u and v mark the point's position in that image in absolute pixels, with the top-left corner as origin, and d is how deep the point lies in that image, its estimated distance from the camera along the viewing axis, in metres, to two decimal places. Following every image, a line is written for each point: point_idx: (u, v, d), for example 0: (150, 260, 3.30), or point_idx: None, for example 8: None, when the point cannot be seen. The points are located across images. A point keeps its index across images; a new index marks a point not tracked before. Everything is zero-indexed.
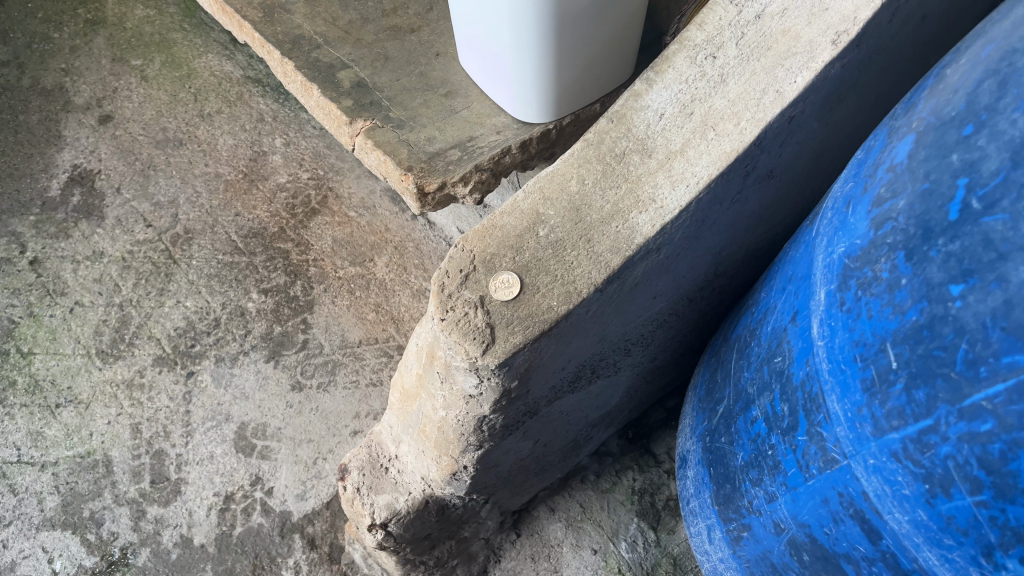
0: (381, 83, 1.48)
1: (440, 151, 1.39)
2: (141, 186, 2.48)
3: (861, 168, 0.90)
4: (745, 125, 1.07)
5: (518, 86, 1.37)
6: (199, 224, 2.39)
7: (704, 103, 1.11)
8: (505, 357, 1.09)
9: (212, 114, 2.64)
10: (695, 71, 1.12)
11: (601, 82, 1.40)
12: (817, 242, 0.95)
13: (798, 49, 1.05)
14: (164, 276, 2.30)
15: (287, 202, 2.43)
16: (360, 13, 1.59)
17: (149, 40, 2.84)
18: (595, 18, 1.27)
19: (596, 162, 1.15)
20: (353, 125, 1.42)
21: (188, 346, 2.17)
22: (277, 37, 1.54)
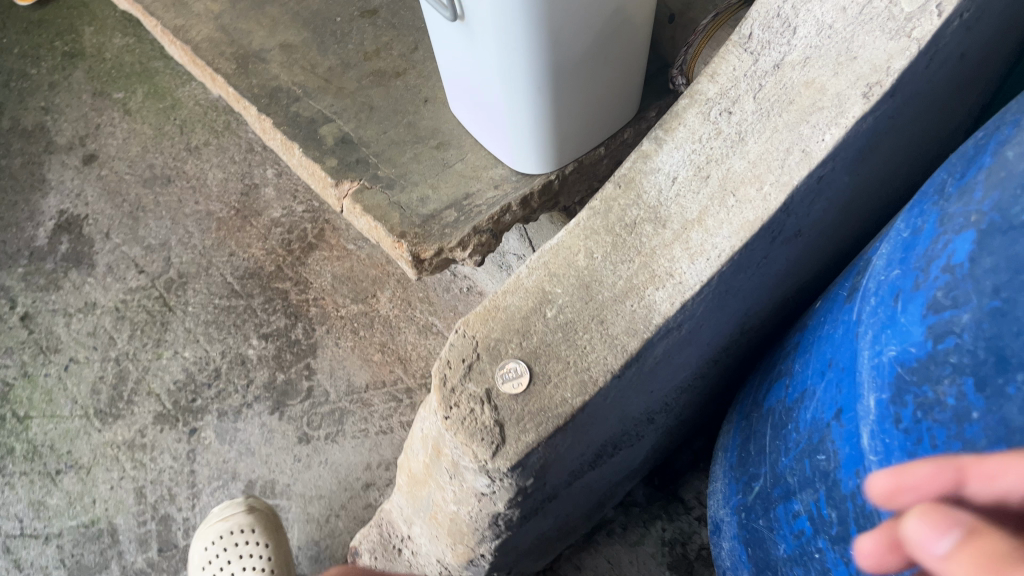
0: (368, 136, 1.37)
1: (436, 213, 1.28)
2: (130, 230, 2.38)
3: (908, 254, 0.79)
4: (769, 190, 0.96)
5: (513, 138, 1.25)
6: (193, 267, 2.30)
7: (721, 165, 0.99)
8: (518, 458, 0.99)
9: (199, 146, 2.53)
10: (709, 129, 1.00)
11: (604, 125, 1.29)
12: (860, 332, 0.85)
13: (825, 104, 0.93)
14: (160, 325, 2.21)
15: (282, 238, 2.32)
16: (340, 57, 1.47)
17: (130, 70, 2.73)
18: (593, 63, 1.16)
19: (605, 233, 1.04)
20: (340, 186, 1.31)
21: (188, 400, 2.09)
22: (253, 91, 1.42)
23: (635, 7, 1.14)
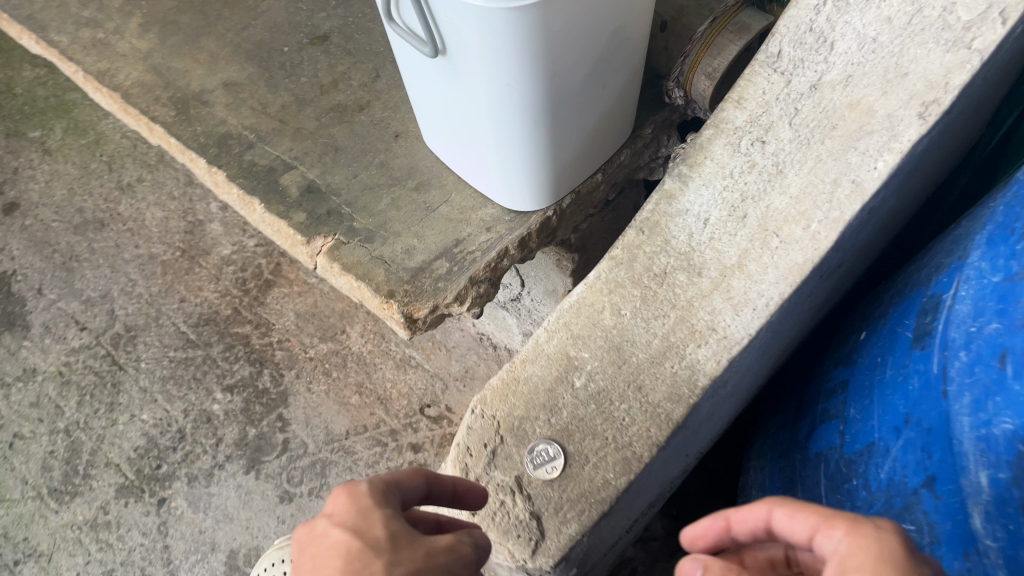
0: (336, 183, 1.22)
1: (425, 265, 1.15)
2: (66, 283, 2.18)
3: (1010, 307, 0.69)
4: (817, 228, 0.85)
5: (506, 176, 1.12)
6: (141, 319, 2.11)
7: (759, 202, 0.88)
8: (563, 554, 0.87)
9: (132, 184, 2.33)
10: (740, 161, 0.89)
11: (601, 151, 1.17)
12: (950, 392, 0.75)
13: (874, 127, 0.82)
14: (112, 387, 2.03)
15: (236, 277, 2.14)
16: (293, 93, 1.32)
17: (45, 105, 2.51)
18: (591, 88, 1.03)
19: (632, 285, 0.93)
20: (312, 244, 1.16)
21: (152, 467, 1.92)
22: (198, 140, 1.26)
23: (634, 25, 1.01)
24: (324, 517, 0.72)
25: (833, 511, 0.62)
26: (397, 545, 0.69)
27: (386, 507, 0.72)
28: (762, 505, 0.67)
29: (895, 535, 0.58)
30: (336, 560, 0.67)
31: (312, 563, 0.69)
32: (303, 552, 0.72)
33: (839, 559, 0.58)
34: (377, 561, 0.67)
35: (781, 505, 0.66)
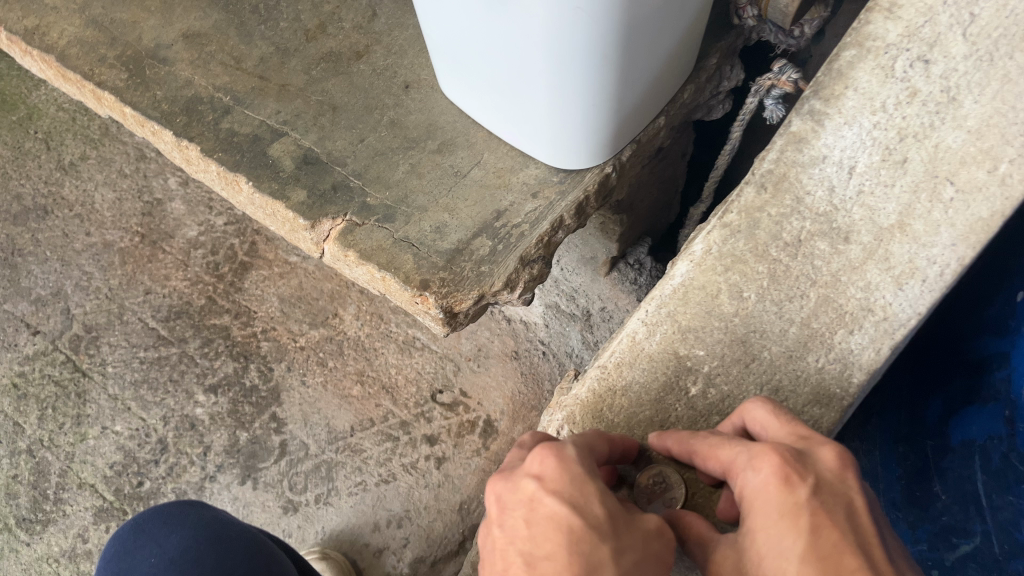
0: (339, 149, 0.99)
1: (462, 245, 0.92)
2: (12, 282, 1.92)
3: None
4: (1009, 170, 0.65)
5: (556, 129, 0.90)
6: (101, 316, 1.85)
7: (924, 141, 0.68)
8: None
9: (75, 162, 2.04)
10: (895, 89, 0.69)
11: (665, 89, 0.94)
12: None
13: None
14: (76, 396, 1.79)
15: (206, 262, 1.89)
16: (272, 42, 1.07)
17: None
18: (671, 9, 0.81)
19: (755, 260, 0.72)
20: (317, 228, 0.94)
21: (133, 485, 1.70)
22: (160, 107, 1.02)
23: None
24: (530, 478, 0.59)
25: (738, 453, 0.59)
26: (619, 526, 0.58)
27: (595, 475, 0.60)
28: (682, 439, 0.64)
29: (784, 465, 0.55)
30: (556, 540, 0.56)
31: (524, 537, 0.58)
32: (499, 511, 0.60)
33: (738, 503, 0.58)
34: (605, 548, 0.56)
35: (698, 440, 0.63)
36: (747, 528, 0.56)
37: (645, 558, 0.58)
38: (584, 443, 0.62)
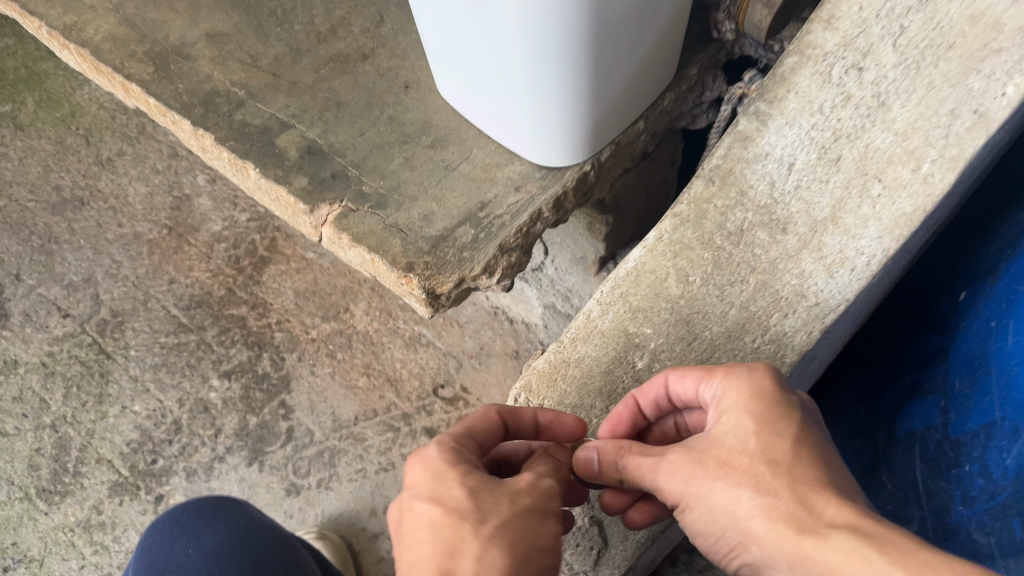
0: (340, 142, 1.07)
1: (447, 232, 0.99)
2: (45, 267, 2.02)
3: None
4: (931, 170, 0.70)
5: (537, 128, 0.97)
6: (127, 302, 1.95)
7: (856, 141, 0.74)
8: (630, 565, 0.75)
9: (113, 158, 2.16)
10: (832, 93, 0.75)
11: (642, 93, 1.01)
12: None
13: (1004, 43, 0.68)
14: (100, 377, 1.88)
15: (228, 255, 1.99)
16: (287, 43, 1.16)
17: (16, 77, 2.31)
18: (641, 18, 0.87)
19: (702, 247, 0.79)
20: (316, 212, 1.02)
21: (148, 462, 1.78)
22: (180, 98, 1.10)
23: None
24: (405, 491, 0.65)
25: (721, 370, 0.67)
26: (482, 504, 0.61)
27: (462, 464, 0.65)
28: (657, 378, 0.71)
29: (774, 379, 0.66)
30: (422, 536, 0.61)
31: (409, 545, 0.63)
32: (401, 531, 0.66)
33: (725, 401, 0.65)
34: (464, 527, 0.60)
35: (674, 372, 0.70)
36: (736, 420, 0.63)
37: (517, 520, 0.61)
38: (458, 440, 0.68)
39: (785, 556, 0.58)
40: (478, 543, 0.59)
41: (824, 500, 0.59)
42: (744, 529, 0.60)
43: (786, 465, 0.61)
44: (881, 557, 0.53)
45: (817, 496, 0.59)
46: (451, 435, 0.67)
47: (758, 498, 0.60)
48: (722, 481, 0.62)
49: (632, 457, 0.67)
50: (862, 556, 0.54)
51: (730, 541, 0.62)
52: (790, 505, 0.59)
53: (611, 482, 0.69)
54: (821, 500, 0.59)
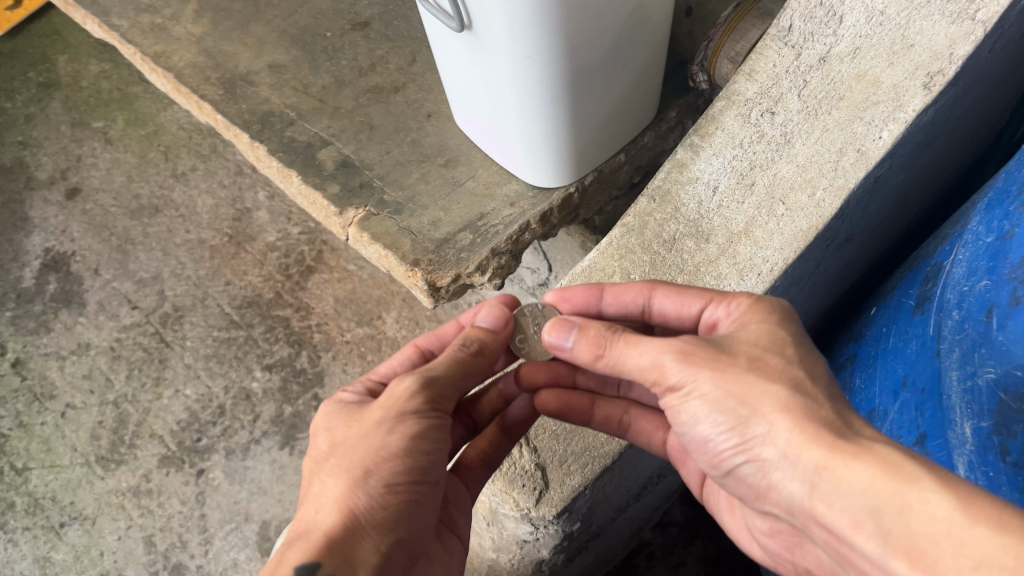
0: (369, 158, 1.28)
1: (449, 236, 1.19)
2: (120, 264, 2.28)
3: (998, 263, 0.71)
4: (821, 195, 0.87)
5: (527, 152, 1.16)
6: (188, 299, 2.20)
7: (767, 170, 0.91)
8: (565, 504, 0.91)
9: (187, 172, 2.43)
10: (750, 132, 0.92)
11: (622, 130, 1.20)
12: (943, 353, 0.77)
13: (880, 97, 0.85)
14: (159, 362, 2.12)
15: (279, 263, 2.21)
16: (334, 75, 1.37)
17: (109, 97, 2.60)
18: (613, 66, 1.07)
19: (642, 251, 0.95)
20: (344, 214, 1.22)
21: (193, 440, 2.00)
22: (243, 116, 1.33)
23: (655, 4, 1.04)
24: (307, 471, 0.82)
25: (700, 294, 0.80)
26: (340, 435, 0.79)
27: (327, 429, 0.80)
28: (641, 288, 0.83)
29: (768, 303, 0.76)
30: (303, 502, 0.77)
31: None
32: None
33: (739, 317, 0.73)
34: (316, 485, 0.75)
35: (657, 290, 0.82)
36: (768, 331, 0.70)
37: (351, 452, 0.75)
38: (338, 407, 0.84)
39: (810, 456, 0.62)
40: (322, 495, 0.74)
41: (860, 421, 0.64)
42: (767, 423, 0.64)
43: (822, 386, 0.66)
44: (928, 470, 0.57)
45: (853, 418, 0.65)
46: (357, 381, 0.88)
47: (793, 402, 0.64)
48: (746, 373, 0.66)
49: (632, 339, 0.73)
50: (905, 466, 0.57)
51: (747, 436, 0.65)
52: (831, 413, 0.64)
53: (592, 355, 0.75)
54: (856, 423, 0.64)
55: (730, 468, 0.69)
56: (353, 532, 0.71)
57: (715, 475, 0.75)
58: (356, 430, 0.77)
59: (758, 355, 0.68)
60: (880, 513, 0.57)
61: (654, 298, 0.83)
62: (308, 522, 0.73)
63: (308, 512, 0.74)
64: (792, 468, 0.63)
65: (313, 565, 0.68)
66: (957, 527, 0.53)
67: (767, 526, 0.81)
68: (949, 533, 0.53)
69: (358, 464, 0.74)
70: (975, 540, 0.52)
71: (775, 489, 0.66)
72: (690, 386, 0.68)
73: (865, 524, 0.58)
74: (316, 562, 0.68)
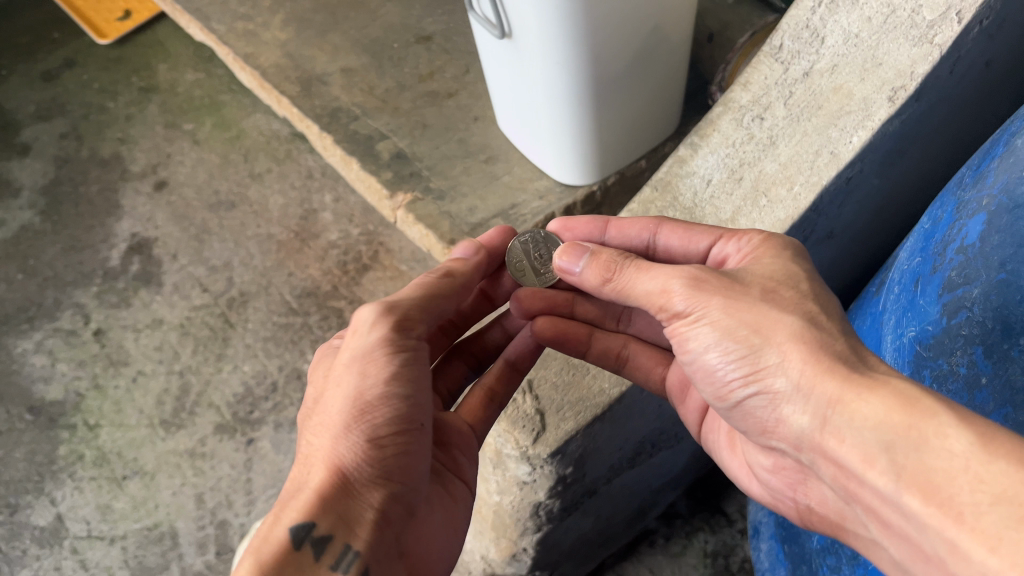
0: (420, 152, 1.45)
1: (483, 221, 1.35)
2: (196, 251, 2.50)
3: (929, 242, 0.82)
4: (798, 190, 1.00)
5: (558, 151, 1.32)
6: (254, 286, 2.40)
7: (753, 167, 1.05)
8: (558, 445, 1.04)
9: (262, 174, 2.65)
10: (742, 134, 1.07)
11: (645, 138, 1.36)
12: (885, 322, 0.88)
13: (852, 108, 0.97)
14: (222, 340, 2.31)
15: (338, 260, 2.40)
16: (396, 80, 1.55)
17: (200, 103, 2.86)
18: (635, 77, 1.22)
19: None
20: (394, 198, 1.39)
21: (247, 412, 2.18)
22: (315, 111, 1.52)
23: (672, 24, 1.19)
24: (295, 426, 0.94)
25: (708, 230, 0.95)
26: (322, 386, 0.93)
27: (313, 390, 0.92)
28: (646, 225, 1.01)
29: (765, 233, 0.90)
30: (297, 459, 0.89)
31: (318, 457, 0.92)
32: None
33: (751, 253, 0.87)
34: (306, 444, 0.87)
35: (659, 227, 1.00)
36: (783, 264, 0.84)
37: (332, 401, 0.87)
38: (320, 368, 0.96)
39: (827, 390, 0.71)
40: (313, 452, 0.85)
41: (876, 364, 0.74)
42: (781, 352, 0.75)
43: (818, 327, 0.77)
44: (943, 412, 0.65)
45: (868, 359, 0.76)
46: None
47: (806, 332, 0.75)
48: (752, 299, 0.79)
49: (643, 267, 0.88)
50: (921, 404, 0.66)
51: (763, 364, 0.76)
52: (833, 348, 0.75)
53: (602, 279, 0.91)
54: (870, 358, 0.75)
55: (741, 394, 0.80)
56: (341, 478, 0.82)
57: (723, 407, 0.86)
58: (334, 384, 0.88)
59: (772, 289, 0.80)
60: (896, 448, 0.65)
61: (658, 233, 1.00)
62: (300, 483, 0.84)
63: (301, 471, 0.85)
64: (806, 399, 0.73)
65: (310, 526, 0.80)
66: (975, 463, 0.60)
67: (770, 462, 0.90)
68: (968, 468, 0.60)
69: (337, 419, 0.85)
70: (993, 476, 0.59)
71: (790, 419, 0.75)
72: (702, 309, 0.80)
73: (880, 458, 0.65)
74: (312, 521, 0.80)
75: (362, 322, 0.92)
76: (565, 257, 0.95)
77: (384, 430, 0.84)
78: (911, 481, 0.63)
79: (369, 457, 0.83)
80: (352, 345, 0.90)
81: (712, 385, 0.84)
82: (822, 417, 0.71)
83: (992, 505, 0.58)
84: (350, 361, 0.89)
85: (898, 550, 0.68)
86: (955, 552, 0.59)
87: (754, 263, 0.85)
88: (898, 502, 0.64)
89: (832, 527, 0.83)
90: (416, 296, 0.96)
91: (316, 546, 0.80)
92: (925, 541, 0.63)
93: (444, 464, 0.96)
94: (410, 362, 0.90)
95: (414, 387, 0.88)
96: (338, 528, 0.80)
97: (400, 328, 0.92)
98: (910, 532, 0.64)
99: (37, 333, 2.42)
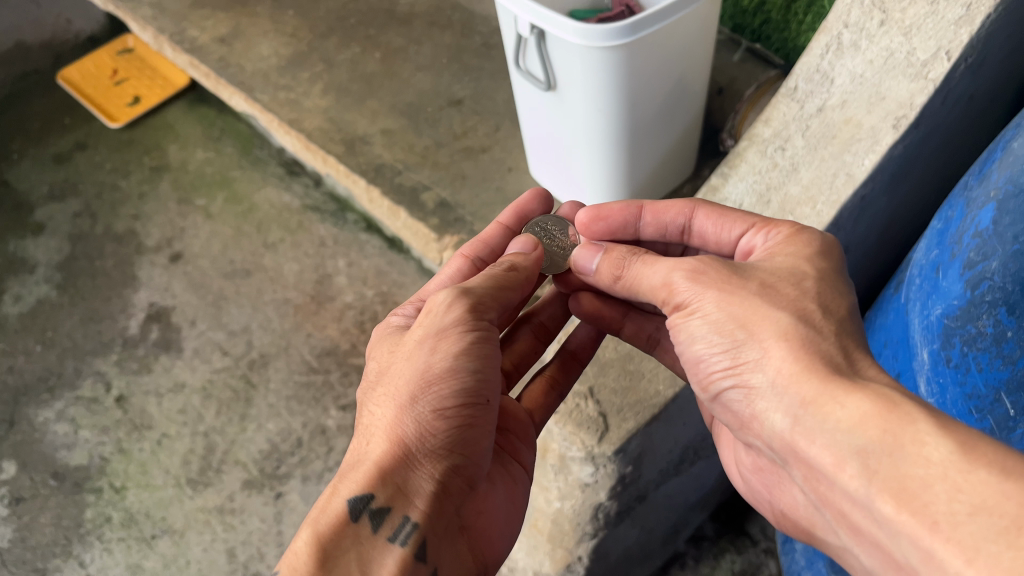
0: (463, 200, 1.59)
1: None
2: (214, 317, 2.58)
3: (944, 236, 0.97)
4: (821, 207, 1.16)
5: (590, 192, 1.49)
6: (274, 347, 2.48)
7: (779, 191, 1.22)
8: (621, 442, 1.15)
9: (276, 243, 2.73)
10: (766, 163, 1.25)
11: (667, 181, 1.53)
12: (909, 309, 1.03)
13: (862, 136, 1.14)
14: (245, 400, 2.38)
15: (356, 319, 2.50)
16: (433, 138, 1.71)
17: (211, 180, 2.97)
18: (662, 126, 1.39)
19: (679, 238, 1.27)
20: (441, 241, 1.53)
21: (274, 467, 2.24)
22: (361, 166, 1.67)
23: (692, 76, 1.36)
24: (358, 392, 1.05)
25: (741, 216, 1.05)
26: (385, 362, 1.03)
27: (381, 360, 1.04)
28: (684, 208, 1.12)
29: (794, 227, 0.99)
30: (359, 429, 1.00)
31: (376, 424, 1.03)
32: None
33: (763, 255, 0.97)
34: (372, 413, 0.98)
35: (698, 209, 1.11)
36: (794, 261, 0.93)
37: (398, 374, 0.97)
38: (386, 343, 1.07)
39: (802, 393, 0.80)
40: (379, 423, 0.96)
41: (864, 367, 0.80)
42: (764, 349, 0.85)
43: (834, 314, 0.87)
44: (924, 418, 0.70)
45: (857, 360, 0.82)
46: (409, 301, 1.15)
47: (793, 331, 0.84)
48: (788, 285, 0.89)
49: (649, 261, 1.02)
50: (901, 409, 0.71)
51: (744, 359, 0.86)
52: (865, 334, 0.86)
53: (613, 276, 1.06)
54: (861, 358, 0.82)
55: (721, 385, 0.91)
56: (396, 454, 0.92)
57: (709, 401, 0.97)
58: (404, 359, 0.98)
59: (770, 284, 0.89)
60: (867, 454, 0.71)
61: (696, 215, 1.11)
62: (362, 453, 0.95)
63: (364, 443, 0.96)
64: (780, 399, 0.82)
65: (368, 498, 0.90)
66: (954, 471, 0.64)
67: (751, 463, 1.05)
68: (946, 475, 0.64)
69: (404, 393, 0.94)
70: (972, 488, 0.62)
71: (767, 415, 0.84)
72: (698, 300, 0.92)
73: (852, 462, 0.72)
74: (371, 494, 0.90)
75: (439, 303, 1.00)
76: (586, 256, 1.10)
77: (449, 402, 0.94)
78: (884, 486, 0.68)
79: (431, 431, 0.93)
80: (425, 322, 0.99)
81: (700, 377, 0.95)
82: (796, 415, 0.80)
83: (969, 515, 0.61)
84: (423, 337, 0.98)
85: (872, 555, 0.74)
86: (930, 559, 0.63)
87: (768, 261, 0.94)
88: (869, 504, 0.70)
89: (804, 531, 0.95)
90: (487, 284, 1.04)
91: (373, 517, 0.89)
92: (898, 547, 0.68)
93: (503, 446, 1.07)
94: (480, 340, 0.98)
95: (482, 362, 0.97)
96: (395, 501, 0.90)
97: (471, 310, 1.00)
98: (880, 536, 0.70)
99: (58, 402, 2.46)
